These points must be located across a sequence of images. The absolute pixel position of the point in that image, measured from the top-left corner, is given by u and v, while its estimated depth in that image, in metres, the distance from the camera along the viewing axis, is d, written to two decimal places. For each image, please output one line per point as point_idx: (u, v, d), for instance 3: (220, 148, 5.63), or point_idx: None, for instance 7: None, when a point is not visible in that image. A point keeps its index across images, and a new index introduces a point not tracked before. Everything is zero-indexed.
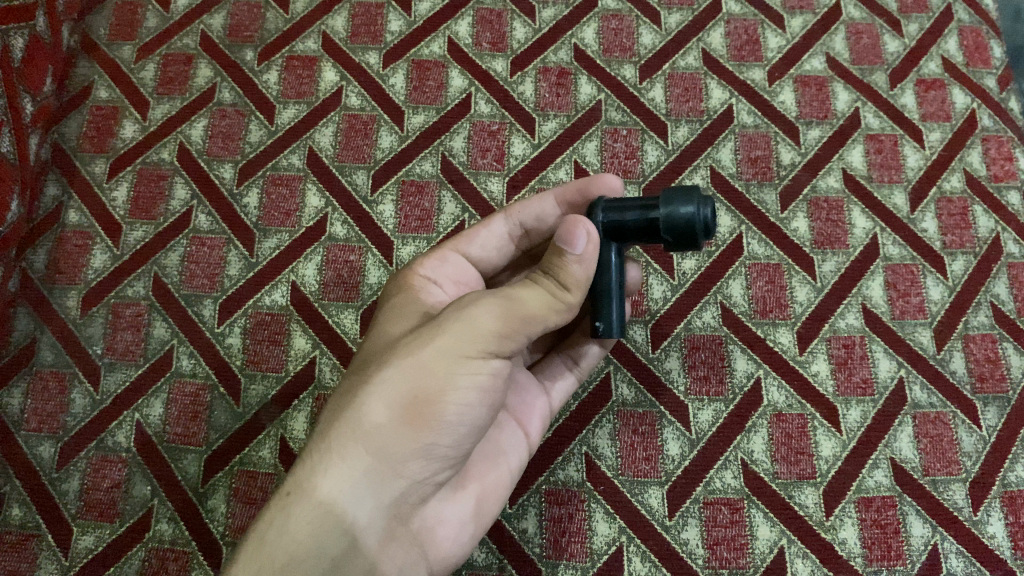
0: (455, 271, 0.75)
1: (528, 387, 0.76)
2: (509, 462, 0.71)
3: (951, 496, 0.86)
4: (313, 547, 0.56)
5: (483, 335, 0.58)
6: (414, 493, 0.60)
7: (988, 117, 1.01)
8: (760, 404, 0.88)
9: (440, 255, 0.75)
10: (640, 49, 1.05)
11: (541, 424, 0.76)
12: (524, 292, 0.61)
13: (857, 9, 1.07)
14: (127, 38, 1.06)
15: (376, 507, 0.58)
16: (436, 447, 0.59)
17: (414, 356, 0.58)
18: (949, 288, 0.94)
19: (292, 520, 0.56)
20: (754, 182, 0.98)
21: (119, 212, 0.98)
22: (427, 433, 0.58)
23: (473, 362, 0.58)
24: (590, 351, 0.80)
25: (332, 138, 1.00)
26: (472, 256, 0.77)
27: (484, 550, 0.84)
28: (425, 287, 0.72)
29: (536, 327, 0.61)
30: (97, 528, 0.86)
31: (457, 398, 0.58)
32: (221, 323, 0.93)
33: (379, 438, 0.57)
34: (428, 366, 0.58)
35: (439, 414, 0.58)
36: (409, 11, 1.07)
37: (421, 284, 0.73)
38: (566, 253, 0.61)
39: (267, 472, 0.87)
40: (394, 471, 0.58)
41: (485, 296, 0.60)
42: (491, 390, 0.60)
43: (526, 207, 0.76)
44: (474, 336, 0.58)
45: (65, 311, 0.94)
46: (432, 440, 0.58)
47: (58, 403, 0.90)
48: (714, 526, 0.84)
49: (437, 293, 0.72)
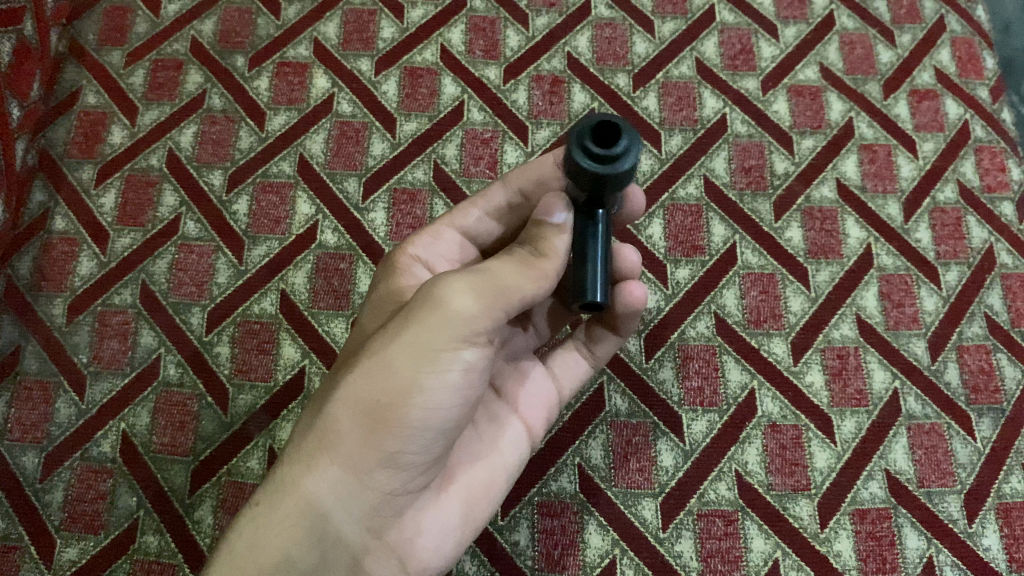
0: (453, 248, 0.75)
1: (531, 373, 0.73)
2: (506, 458, 0.68)
3: (946, 508, 0.85)
4: (282, 561, 0.55)
5: (452, 325, 0.56)
6: (385, 504, 0.58)
7: (981, 128, 1.01)
8: (754, 415, 0.88)
9: (434, 232, 0.75)
10: (633, 58, 1.04)
11: (541, 413, 0.73)
12: (494, 266, 0.60)
13: (850, 19, 1.07)
14: (117, 44, 1.05)
15: (349, 517, 0.57)
16: (403, 455, 0.57)
17: (377, 356, 0.57)
18: (942, 299, 0.93)
19: (262, 529, 0.56)
20: (748, 191, 0.97)
21: (107, 218, 0.97)
22: (392, 441, 0.56)
23: (441, 358, 0.56)
24: (606, 339, 0.77)
25: (323, 145, 0.99)
26: (468, 230, 0.76)
27: (475, 562, 0.83)
28: (412, 267, 0.72)
29: (515, 299, 0.58)
30: (82, 539, 0.84)
31: (424, 401, 0.56)
32: (210, 331, 0.91)
33: (345, 446, 0.56)
34: (395, 365, 0.56)
35: (404, 419, 0.56)
36: (401, 18, 1.07)
37: (407, 264, 0.72)
38: (546, 223, 0.62)
39: (256, 482, 0.85)
40: (363, 480, 0.57)
41: (456, 277, 0.58)
42: (464, 389, 0.58)
43: (525, 171, 0.74)
44: (443, 326, 0.56)
45: (51, 318, 0.92)
46: (398, 448, 0.56)
47: (42, 412, 0.88)
48: (707, 537, 0.83)
49: (424, 274, 0.72)
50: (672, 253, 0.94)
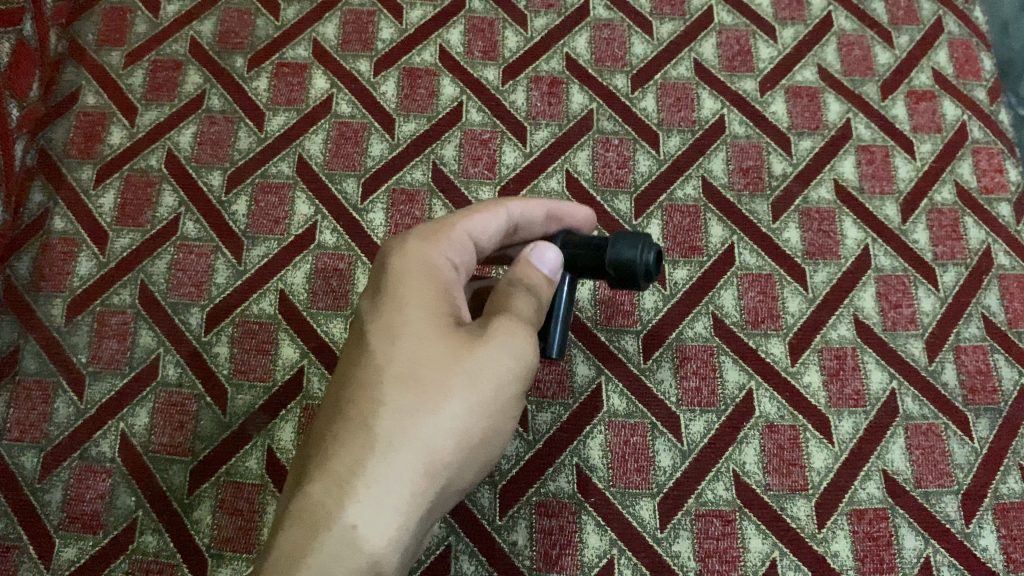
0: (463, 256, 0.64)
1: None
2: None
3: (943, 509, 0.85)
4: None
5: (531, 371, 0.60)
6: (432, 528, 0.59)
7: (978, 129, 1.02)
8: (752, 416, 0.88)
9: (447, 234, 0.64)
10: (632, 59, 1.05)
11: None
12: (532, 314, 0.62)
13: (848, 20, 1.08)
14: (116, 44, 1.05)
15: (413, 546, 0.56)
16: (464, 486, 0.59)
17: (476, 394, 0.56)
18: (940, 299, 0.93)
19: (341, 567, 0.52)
20: (746, 192, 0.98)
21: (106, 218, 0.97)
22: (467, 474, 0.58)
23: (518, 400, 0.60)
24: None
25: (322, 146, 1.00)
26: (475, 237, 0.66)
27: (473, 562, 0.83)
28: (440, 278, 0.61)
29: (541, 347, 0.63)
30: (81, 539, 0.84)
31: (497, 438, 0.59)
32: (208, 331, 0.92)
33: (435, 483, 0.55)
34: (479, 405, 0.56)
35: (480, 454, 0.58)
36: (400, 19, 1.07)
37: (431, 272, 0.61)
38: (537, 271, 0.64)
39: (254, 482, 0.85)
40: (436, 512, 0.56)
41: (527, 325, 0.60)
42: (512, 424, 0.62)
43: (526, 204, 0.71)
44: (526, 372, 0.59)
45: (50, 318, 0.92)
46: (467, 479, 0.58)
47: (41, 412, 0.89)
48: (705, 537, 0.83)
49: (450, 288, 0.61)
50: (670, 254, 0.94)
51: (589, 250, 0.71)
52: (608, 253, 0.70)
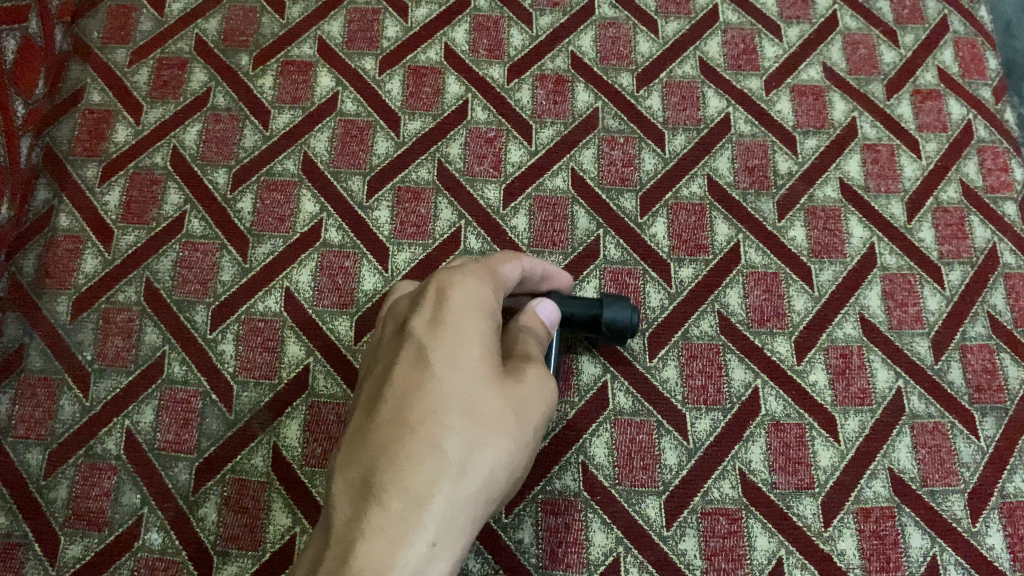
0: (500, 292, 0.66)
1: None
2: None
3: (950, 507, 0.85)
4: None
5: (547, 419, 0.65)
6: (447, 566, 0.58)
7: (984, 128, 1.02)
8: (758, 414, 0.88)
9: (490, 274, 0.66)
10: (637, 58, 1.05)
11: None
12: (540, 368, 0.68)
13: (853, 19, 1.08)
14: (121, 42, 1.05)
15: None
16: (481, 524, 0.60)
17: (525, 433, 0.60)
18: (946, 298, 0.93)
19: None
20: (751, 191, 0.97)
21: (111, 216, 0.97)
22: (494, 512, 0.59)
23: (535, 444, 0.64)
24: None
25: (328, 144, 1.00)
26: (507, 279, 0.69)
27: (479, 560, 0.82)
28: (491, 313, 0.63)
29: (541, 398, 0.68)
30: (86, 536, 0.84)
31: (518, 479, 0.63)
32: (214, 329, 0.92)
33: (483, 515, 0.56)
34: (522, 444, 0.59)
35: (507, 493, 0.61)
36: (405, 17, 1.07)
37: (484, 305, 0.62)
38: (538, 322, 0.71)
39: (260, 480, 0.85)
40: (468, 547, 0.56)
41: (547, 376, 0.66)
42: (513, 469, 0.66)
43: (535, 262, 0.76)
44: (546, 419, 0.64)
45: (55, 316, 0.92)
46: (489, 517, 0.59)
47: (46, 410, 0.89)
48: (711, 536, 0.83)
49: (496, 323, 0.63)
50: (676, 253, 0.94)
51: (587, 313, 0.83)
52: (603, 316, 0.83)
